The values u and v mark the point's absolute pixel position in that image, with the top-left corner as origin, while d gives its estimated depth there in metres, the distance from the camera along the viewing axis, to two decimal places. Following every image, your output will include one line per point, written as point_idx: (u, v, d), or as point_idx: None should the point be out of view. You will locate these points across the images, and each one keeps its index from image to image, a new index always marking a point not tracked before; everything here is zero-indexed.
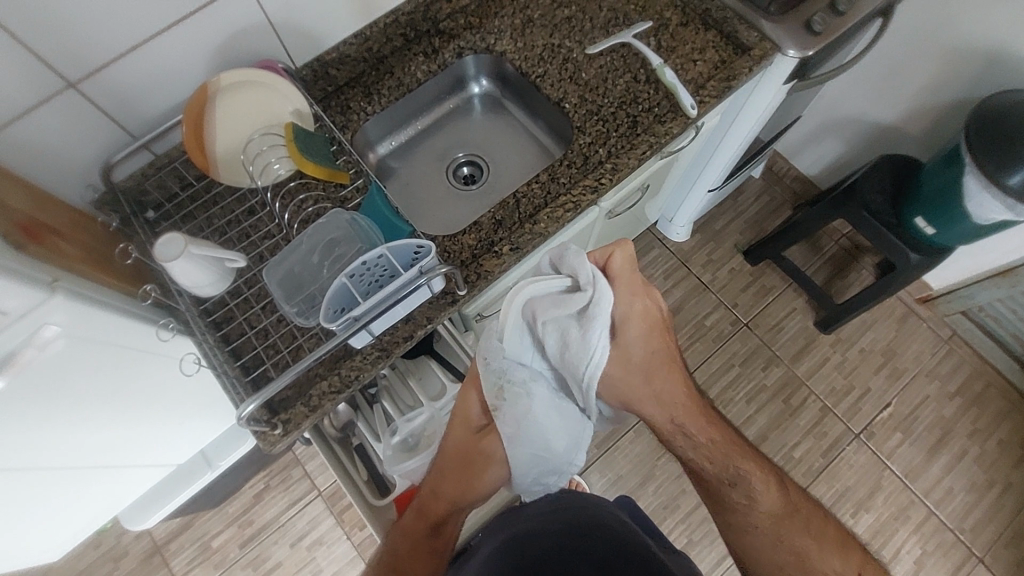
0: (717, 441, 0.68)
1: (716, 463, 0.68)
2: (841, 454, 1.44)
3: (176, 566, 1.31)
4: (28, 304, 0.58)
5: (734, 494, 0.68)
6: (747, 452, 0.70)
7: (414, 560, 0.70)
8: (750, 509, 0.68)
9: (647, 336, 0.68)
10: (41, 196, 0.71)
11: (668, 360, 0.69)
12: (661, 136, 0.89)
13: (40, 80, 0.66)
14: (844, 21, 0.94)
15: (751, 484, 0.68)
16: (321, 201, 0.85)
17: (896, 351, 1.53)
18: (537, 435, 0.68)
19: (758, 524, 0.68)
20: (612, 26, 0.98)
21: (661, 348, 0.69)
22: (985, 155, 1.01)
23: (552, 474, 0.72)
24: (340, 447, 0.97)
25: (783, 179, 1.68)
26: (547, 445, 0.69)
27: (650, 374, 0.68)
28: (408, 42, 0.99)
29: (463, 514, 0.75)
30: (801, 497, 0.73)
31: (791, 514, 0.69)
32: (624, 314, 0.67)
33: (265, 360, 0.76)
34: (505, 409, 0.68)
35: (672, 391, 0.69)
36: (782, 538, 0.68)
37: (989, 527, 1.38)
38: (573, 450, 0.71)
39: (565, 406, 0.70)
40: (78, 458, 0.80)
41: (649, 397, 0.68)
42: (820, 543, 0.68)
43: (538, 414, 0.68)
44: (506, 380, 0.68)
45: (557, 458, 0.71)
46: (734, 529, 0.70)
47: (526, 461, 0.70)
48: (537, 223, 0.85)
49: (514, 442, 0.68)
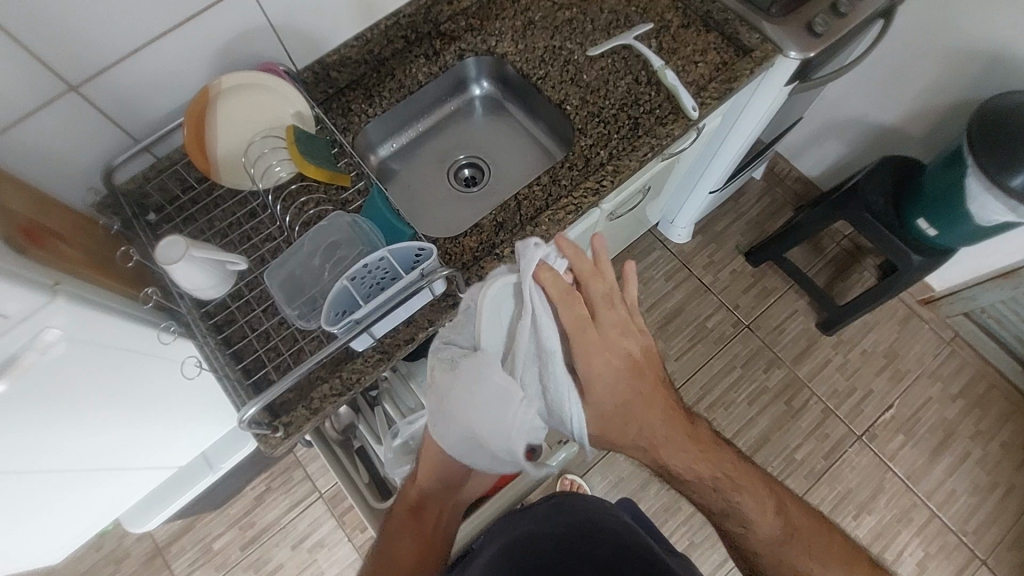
0: (702, 478, 0.64)
1: (705, 498, 0.65)
2: (843, 456, 1.43)
3: (178, 568, 1.31)
4: (29, 307, 0.58)
5: (730, 523, 0.66)
6: (739, 477, 0.66)
7: (400, 544, 0.71)
8: (749, 537, 0.66)
9: (614, 388, 0.61)
10: (42, 199, 0.71)
11: (641, 402, 0.63)
12: (663, 138, 0.89)
13: (42, 83, 0.66)
14: (846, 22, 0.94)
15: (744, 513, 0.65)
16: (322, 204, 0.85)
17: (898, 352, 1.52)
18: (460, 415, 0.62)
19: (758, 548, 0.66)
20: (613, 28, 0.98)
21: (634, 393, 0.62)
22: (987, 156, 1.00)
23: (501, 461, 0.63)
24: (342, 450, 0.97)
25: (784, 180, 1.68)
26: (472, 427, 0.61)
27: (625, 424, 0.62)
28: (409, 45, 0.99)
29: (445, 497, 0.75)
30: (804, 511, 0.68)
31: (794, 534, 0.66)
32: (586, 376, 0.61)
33: (266, 363, 0.76)
34: (431, 387, 0.64)
35: (655, 432, 0.63)
36: (785, 563, 0.65)
37: (991, 529, 1.38)
38: (505, 438, 0.60)
39: (488, 382, 0.60)
40: (79, 461, 0.80)
41: (629, 443, 0.63)
42: (823, 560, 0.65)
43: (454, 392, 0.62)
44: (438, 360, 0.65)
45: (491, 445, 0.61)
46: (739, 552, 0.68)
47: (462, 442, 0.64)
48: (538, 225, 0.84)
49: (442, 422, 0.64)
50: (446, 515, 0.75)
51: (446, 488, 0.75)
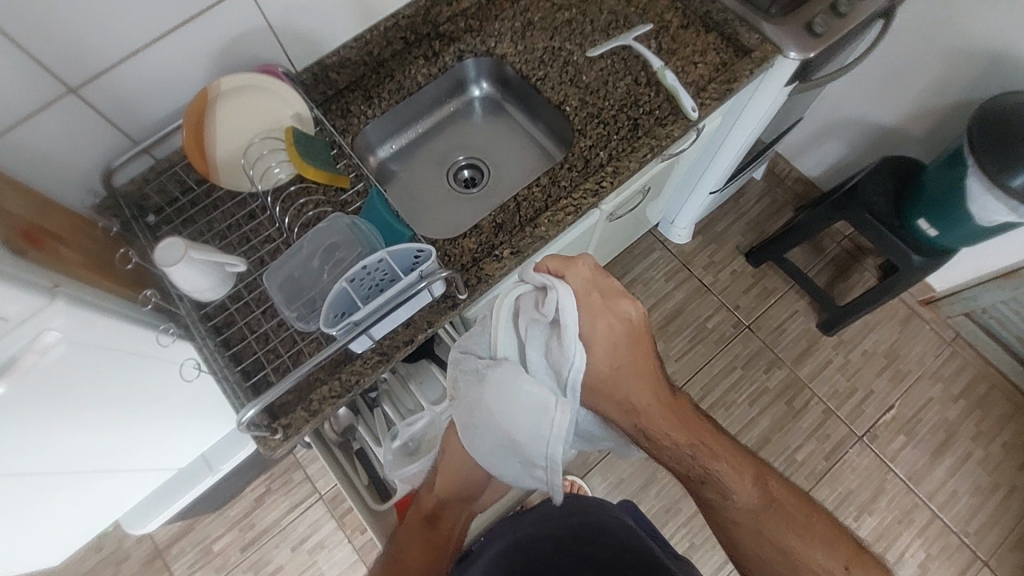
0: (686, 446, 0.63)
1: (686, 464, 0.63)
2: (844, 457, 1.43)
3: (178, 570, 1.31)
4: (28, 310, 0.58)
5: (709, 491, 0.64)
6: (722, 446, 0.64)
7: (413, 553, 0.70)
8: (727, 505, 0.64)
9: (607, 349, 0.63)
10: (41, 201, 0.71)
11: (631, 365, 0.63)
12: (662, 139, 0.89)
13: (41, 85, 0.66)
14: (846, 22, 0.94)
15: (724, 482, 0.63)
16: (322, 205, 0.85)
17: (899, 353, 1.52)
18: (491, 420, 0.63)
19: (737, 519, 0.64)
20: (612, 29, 0.98)
21: (625, 359, 0.63)
22: (989, 156, 1.00)
23: (536, 469, 0.63)
24: (341, 452, 0.97)
25: (784, 180, 1.68)
26: (504, 431, 0.63)
27: (614, 389, 0.63)
28: (408, 46, 0.99)
29: (460, 507, 0.75)
30: (787, 486, 0.67)
31: (775, 508, 0.64)
32: (587, 338, 0.63)
33: (265, 364, 0.76)
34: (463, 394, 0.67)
35: (642, 397, 0.63)
36: (763, 533, 0.63)
37: (993, 530, 1.37)
38: (541, 442, 0.60)
39: (521, 389, 0.61)
40: (79, 462, 0.80)
41: (615, 406, 0.63)
42: (805, 534, 0.63)
43: (484, 399, 0.63)
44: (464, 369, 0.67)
45: (525, 450, 0.62)
46: (719, 525, 0.66)
47: (493, 449, 0.65)
48: (538, 227, 0.84)
49: (474, 429, 0.66)
50: (457, 523, 0.76)
51: (464, 499, 0.75)
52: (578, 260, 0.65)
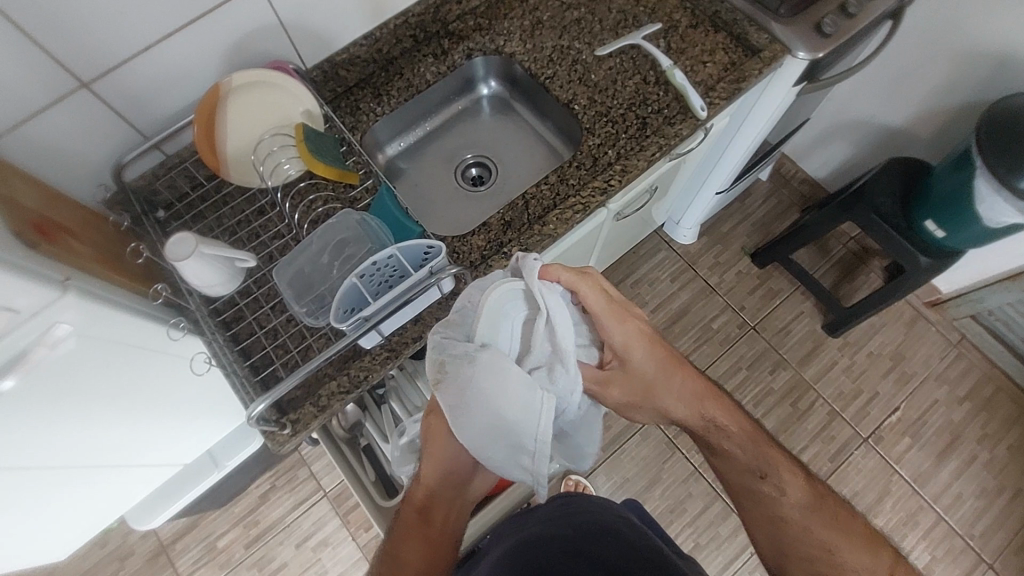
0: (742, 436, 0.70)
1: (746, 454, 0.70)
2: (849, 458, 1.43)
3: (182, 566, 1.31)
4: (40, 302, 0.58)
5: (763, 485, 0.68)
6: (771, 446, 0.71)
7: (408, 550, 0.69)
8: (780, 500, 0.68)
9: (651, 352, 0.69)
10: (53, 194, 0.72)
11: (684, 367, 0.70)
12: (671, 138, 0.89)
13: (54, 79, 0.67)
14: (855, 23, 0.94)
15: (779, 474, 0.69)
16: (331, 201, 0.85)
17: (905, 354, 1.52)
18: (483, 404, 0.61)
19: (788, 515, 0.67)
20: (621, 28, 0.98)
21: (673, 361, 0.70)
22: (998, 157, 0.99)
23: (524, 456, 0.62)
24: (349, 448, 0.97)
25: (790, 182, 1.68)
26: (491, 417, 0.61)
27: (673, 386, 0.69)
28: (418, 44, 1.00)
29: (452, 500, 0.72)
30: (832, 492, 0.71)
31: (820, 506, 0.68)
32: (622, 345, 0.68)
33: (274, 360, 0.76)
34: (445, 381, 0.63)
35: (693, 391, 0.70)
36: (811, 531, 0.66)
37: (998, 533, 1.37)
38: (533, 423, 0.61)
39: (509, 372, 0.62)
40: (88, 455, 0.81)
41: (678, 403, 0.70)
42: (848, 534, 0.66)
43: (479, 384, 0.61)
44: (447, 355, 0.63)
45: (516, 434, 0.61)
46: (767, 526, 0.68)
47: (480, 437, 0.62)
48: (547, 225, 0.84)
49: (460, 415, 0.62)
50: (454, 519, 0.72)
51: (453, 491, 0.72)
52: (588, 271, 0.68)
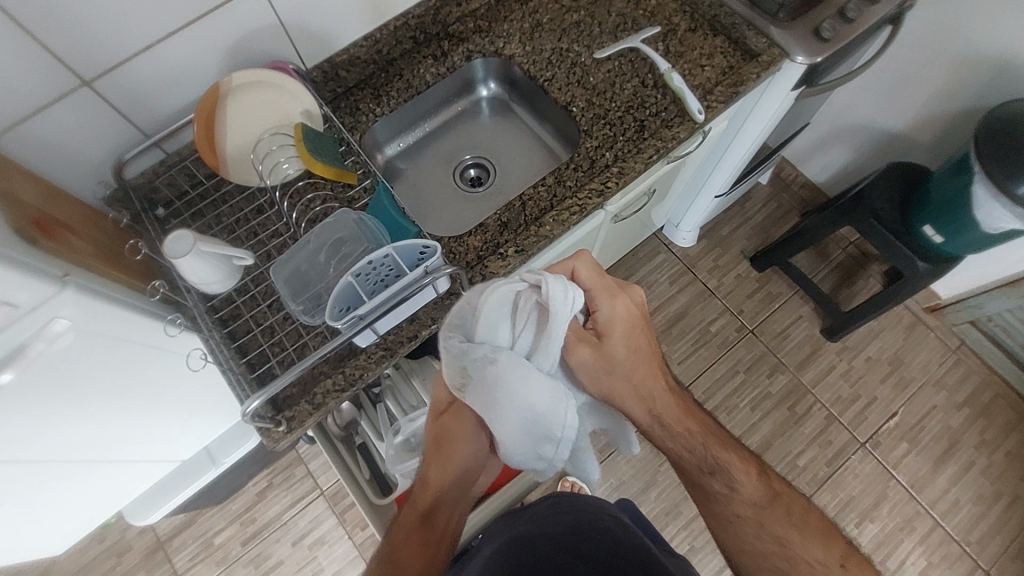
0: (694, 433, 0.70)
1: (694, 453, 0.69)
2: (846, 463, 1.43)
3: (178, 563, 1.32)
4: (39, 298, 0.59)
5: (714, 483, 0.68)
6: (724, 441, 0.71)
7: (408, 550, 0.66)
8: (731, 498, 0.68)
9: (626, 337, 0.69)
10: (53, 191, 0.72)
11: (648, 359, 0.70)
12: (668, 141, 0.89)
13: (55, 78, 0.68)
14: (854, 28, 0.94)
15: (729, 472, 0.68)
16: (329, 201, 0.86)
17: (903, 360, 1.52)
18: (517, 402, 0.63)
19: (738, 511, 0.67)
20: (621, 31, 0.99)
21: (643, 346, 0.70)
22: (997, 162, 0.99)
23: (548, 443, 0.66)
24: (343, 447, 0.98)
25: (791, 186, 1.68)
26: (525, 411, 0.63)
27: (632, 376, 0.69)
28: (418, 46, 1.00)
29: (453, 509, 0.72)
30: (788, 486, 0.70)
31: (773, 502, 0.68)
32: (606, 321, 0.69)
33: (270, 357, 0.77)
34: (471, 385, 0.64)
35: (647, 386, 0.70)
36: (764, 526, 0.66)
37: (995, 539, 1.37)
38: (563, 416, 0.65)
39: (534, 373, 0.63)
40: (83, 450, 0.81)
41: (633, 396, 0.69)
42: (803, 529, 0.65)
43: (508, 384, 0.62)
44: (468, 360, 0.63)
45: (546, 426, 0.65)
46: (719, 520, 0.69)
47: (510, 433, 0.65)
48: (543, 225, 0.85)
49: (491, 415, 0.64)
50: (452, 530, 0.71)
51: (457, 494, 0.74)
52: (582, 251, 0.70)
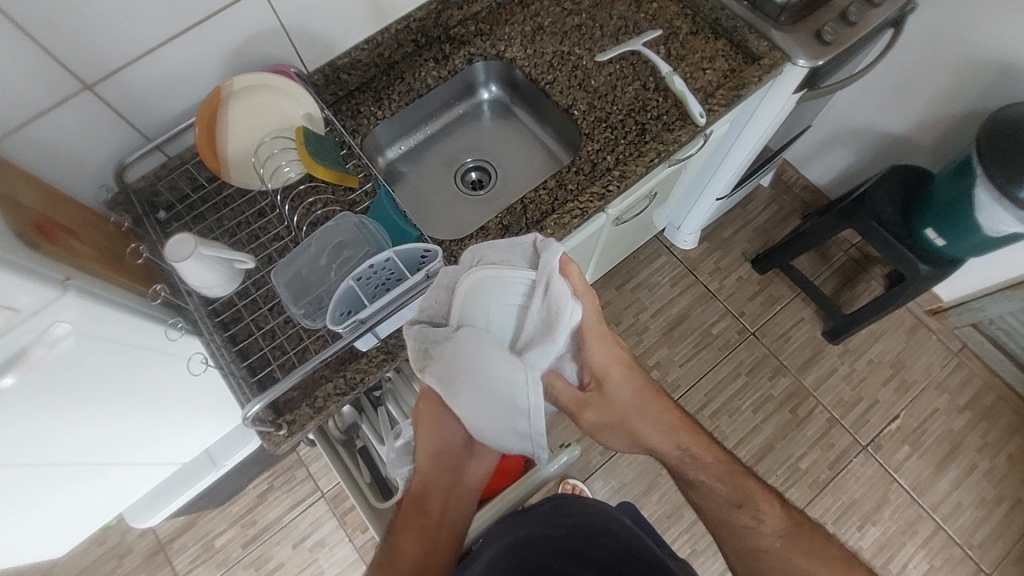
0: (715, 468, 0.72)
1: (722, 484, 0.71)
2: (848, 466, 1.42)
3: (179, 564, 1.32)
4: (40, 302, 0.59)
5: (741, 515, 0.70)
6: (743, 475, 0.72)
7: (407, 542, 0.69)
8: (758, 530, 0.69)
9: (630, 380, 0.70)
10: (55, 195, 0.72)
11: (657, 399, 0.71)
12: (670, 144, 0.89)
13: (57, 82, 0.68)
14: (856, 31, 0.94)
15: (755, 504, 0.70)
16: (330, 204, 0.86)
17: (905, 362, 1.51)
18: (472, 374, 0.60)
19: (766, 544, 0.68)
20: (622, 34, 0.99)
21: (648, 390, 0.71)
22: (998, 165, 0.99)
23: (517, 416, 0.62)
24: (344, 450, 0.98)
25: (792, 188, 1.68)
26: (484, 383, 0.60)
27: (645, 418, 0.71)
28: (419, 49, 1.00)
29: (446, 490, 0.73)
30: (808, 518, 0.73)
31: (797, 533, 0.70)
32: (601, 369, 0.68)
33: (271, 360, 0.77)
34: (432, 364, 0.61)
35: (666, 423, 0.71)
36: (792, 559, 0.67)
37: (997, 543, 1.36)
38: (521, 385, 0.60)
39: (489, 350, 0.61)
40: (85, 453, 0.81)
41: (652, 434, 0.71)
42: (828, 560, 0.67)
43: (465, 359, 0.60)
44: (429, 342, 0.62)
45: (507, 396, 0.61)
46: (747, 554, 0.69)
47: (474, 408, 0.62)
48: (544, 229, 0.85)
49: (452, 391, 0.61)
50: (449, 510, 0.73)
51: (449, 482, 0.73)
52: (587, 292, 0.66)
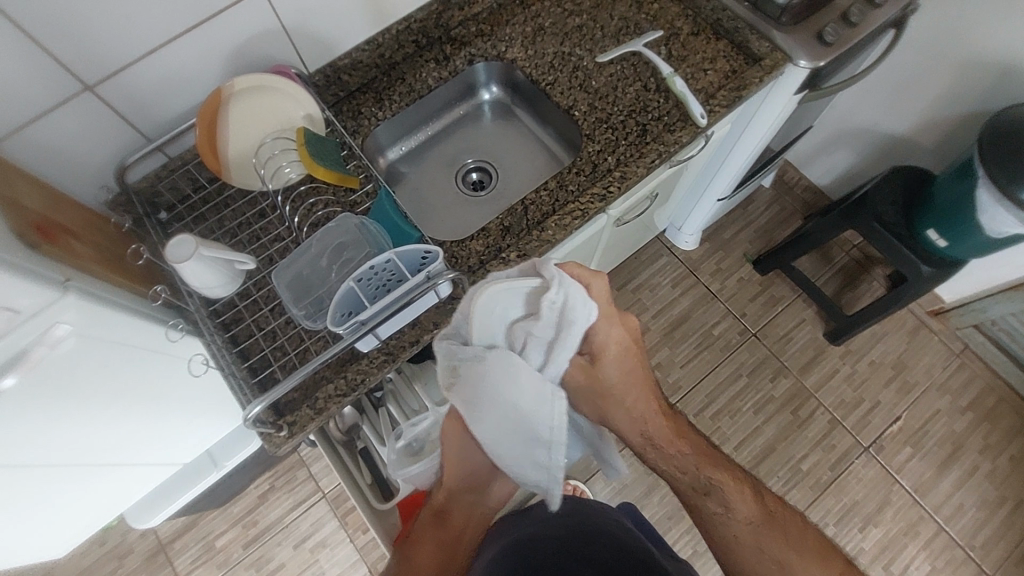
0: (688, 454, 0.71)
1: (689, 474, 0.70)
2: (849, 467, 1.42)
3: (180, 565, 1.32)
4: (40, 303, 0.59)
5: (711, 504, 0.69)
6: (721, 461, 0.72)
7: (424, 549, 0.68)
8: (728, 519, 0.68)
9: (619, 359, 0.70)
10: (56, 197, 0.73)
11: (640, 380, 0.71)
12: (671, 144, 0.89)
13: (58, 83, 0.68)
14: (857, 32, 0.94)
15: (725, 492, 0.69)
16: (331, 205, 0.86)
17: (907, 364, 1.51)
18: (498, 396, 0.62)
19: (735, 532, 0.67)
20: (623, 34, 0.99)
21: (635, 371, 0.71)
22: (1000, 166, 0.99)
23: (539, 445, 0.63)
24: (346, 452, 0.99)
25: (793, 189, 1.68)
26: (509, 405, 0.62)
27: (622, 398, 0.70)
28: (420, 50, 1.00)
29: (467, 505, 0.73)
30: (783, 506, 0.72)
31: (769, 521, 0.68)
32: (598, 345, 0.68)
33: (272, 362, 0.77)
34: (459, 384, 0.64)
35: (642, 406, 0.71)
36: (763, 547, 0.67)
37: (999, 545, 1.36)
38: (546, 413, 0.62)
39: (518, 373, 0.62)
40: (86, 454, 0.81)
41: (625, 415, 0.70)
42: (800, 548, 0.67)
43: (493, 380, 0.62)
44: (457, 360, 0.64)
45: (530, 424, 0.62)
46: (717, 541, 0.69)
47: (494, 432, 0.63)
48: (545, 230, 0.85)
49: (475, 414, 0.63)
50: (468, 524, 0.72)
51: (471, 498, 0.73)
52: (603, 272, 0.66)
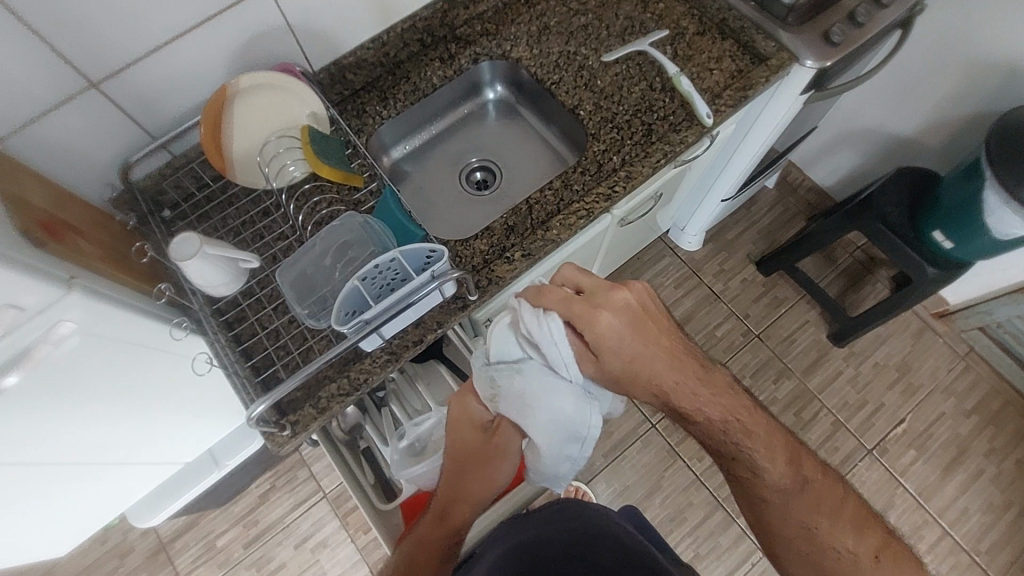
0: (721, 419, 0.65)
1: (716, 440, 0.66)
2: (852, 470, 1.41)
3: (181, 565, 1.32)
4: (44, 301, 0.58)
5: (739, 469, 0.67)
6: (757, 425, 0.66)
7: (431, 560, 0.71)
8: (757, 484, 0.67)
9: (623, 342, 0.64)
10: (61, 194, 0.72)
11: (658, 353, 0.65)
12: (676, 144, 0.89)
13: (63, 79, 0.67)
14: (864, 32, 0.93)
15: (754, 460, 0.66)
16: (336, 203, 0.85)
17: (910, 366, 1.51)
18: (541, 407, 0.66)
19: (764, 496, 0.67)
20: (628, 34, 0.98)
21: (644, 347, 0.65)
22: (1006, 167, 0.98)
23: (574, 441, 0.69)
24: (349, 452, 0.98)
25: (797, 190, 1.67)
26: (551, 412, 0.66)
27: (638, 375, 0.65)
28: (424, 49, 1.00)
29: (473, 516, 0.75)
30: (818, 469, 0.69)
31: (802, 487, 0.67)
32: (596, 336, 0.64)
33: (276, 360, 0.76)
34: (500, 396, 0.68)
35: (664, 378, 0.65)
36: (793, 514, 0.66)
37: (1004, 549, 1.35)
38: (585, 418, 0.67)
39: (553, 386, 0.66)
40: (88, 453, 0.81)
41: (646, 390, 0.65)
42: (833, 518, 0.66)
43: (533, 393, 0.66)
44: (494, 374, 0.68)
45: (571, 425, 0.67)
46: (747, 500, 0.69)
47: (537, 435, 0.68)
48: (549, 230, 0.84)
49: (520, 422, 0.67)
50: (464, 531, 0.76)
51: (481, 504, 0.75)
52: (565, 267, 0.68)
